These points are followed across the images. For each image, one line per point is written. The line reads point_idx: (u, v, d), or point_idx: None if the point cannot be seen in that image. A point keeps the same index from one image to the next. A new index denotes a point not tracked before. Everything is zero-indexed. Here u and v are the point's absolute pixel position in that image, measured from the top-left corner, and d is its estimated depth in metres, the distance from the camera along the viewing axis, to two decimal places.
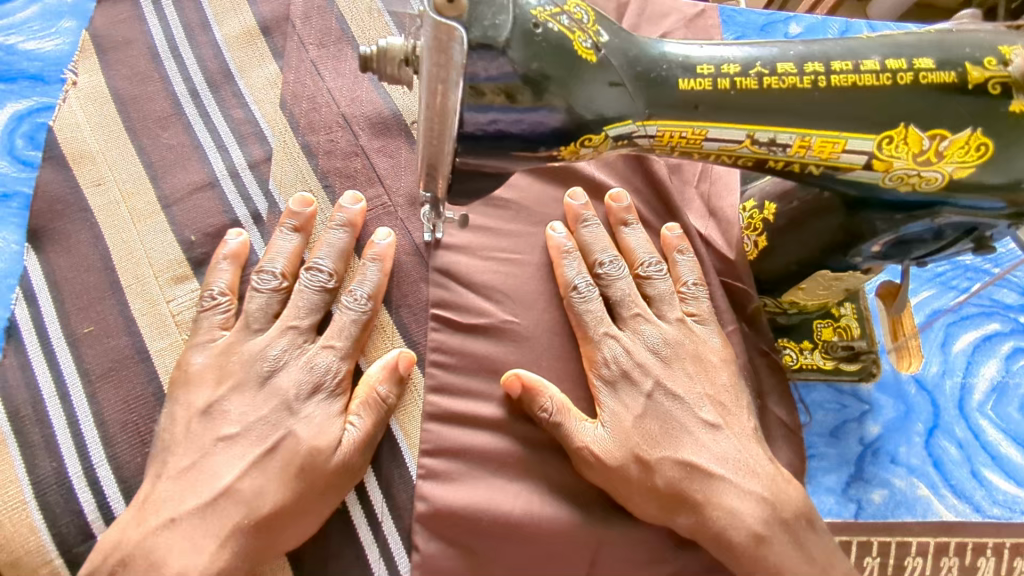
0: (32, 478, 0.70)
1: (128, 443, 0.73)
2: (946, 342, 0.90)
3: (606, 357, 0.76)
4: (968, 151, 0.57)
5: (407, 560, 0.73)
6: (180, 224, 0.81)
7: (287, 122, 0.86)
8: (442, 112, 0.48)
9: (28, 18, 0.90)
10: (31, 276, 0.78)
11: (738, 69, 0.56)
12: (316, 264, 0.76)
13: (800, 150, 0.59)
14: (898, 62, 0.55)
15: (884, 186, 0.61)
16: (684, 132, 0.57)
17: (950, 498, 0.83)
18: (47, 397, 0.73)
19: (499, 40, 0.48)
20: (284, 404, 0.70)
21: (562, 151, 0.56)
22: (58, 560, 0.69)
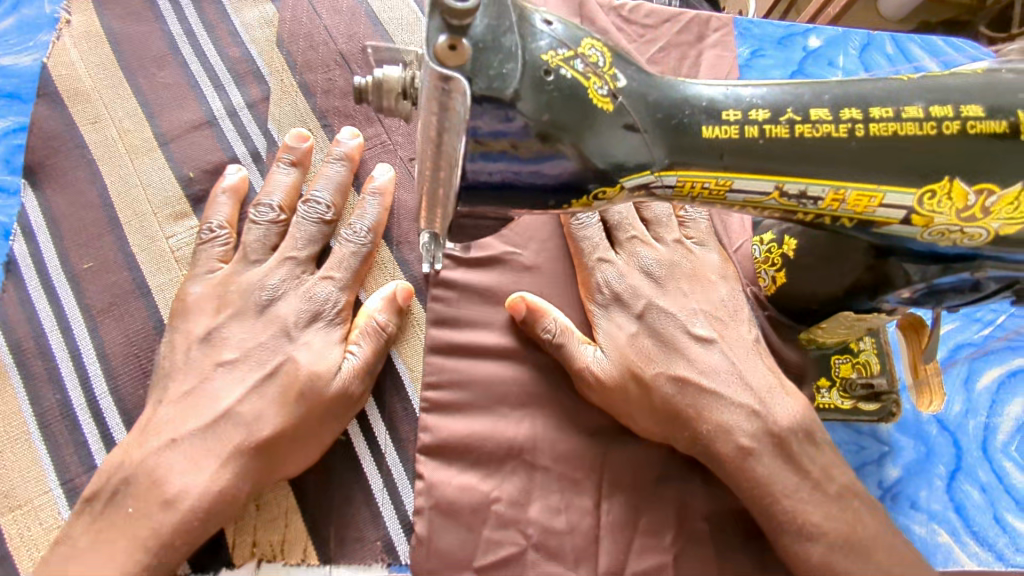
0: (37, 410, 0.70)
1: (129, 374, 0.72)
2: (970, 379, 0.92)
3: (600, 281, 0.76)
4: (1016, 207, 0.55)
5: (411, 488, 0.72)
6: (179, 161, 0.81)
7: (285, 61, 0.86)
8: (447, 161, 0.45)
9: (5, 31, 0.85)
10: (29, 213, 0.77)
11: (767, 115, 0.53)
12: (314, 197, 0.75)
13: (833, 203, 0.57)
14: (944, 108, 0.53)
15: (921, 240, 0.58)
16: (707, 183, 0.55)
17: (972, 545, 0.83)
18: (49, 331, 0.73)
19: (506, 93, 0.44)
20: (284, 330, 0.69)
21: (574, 204, 0.54)
22: (55, 491, 0.67)
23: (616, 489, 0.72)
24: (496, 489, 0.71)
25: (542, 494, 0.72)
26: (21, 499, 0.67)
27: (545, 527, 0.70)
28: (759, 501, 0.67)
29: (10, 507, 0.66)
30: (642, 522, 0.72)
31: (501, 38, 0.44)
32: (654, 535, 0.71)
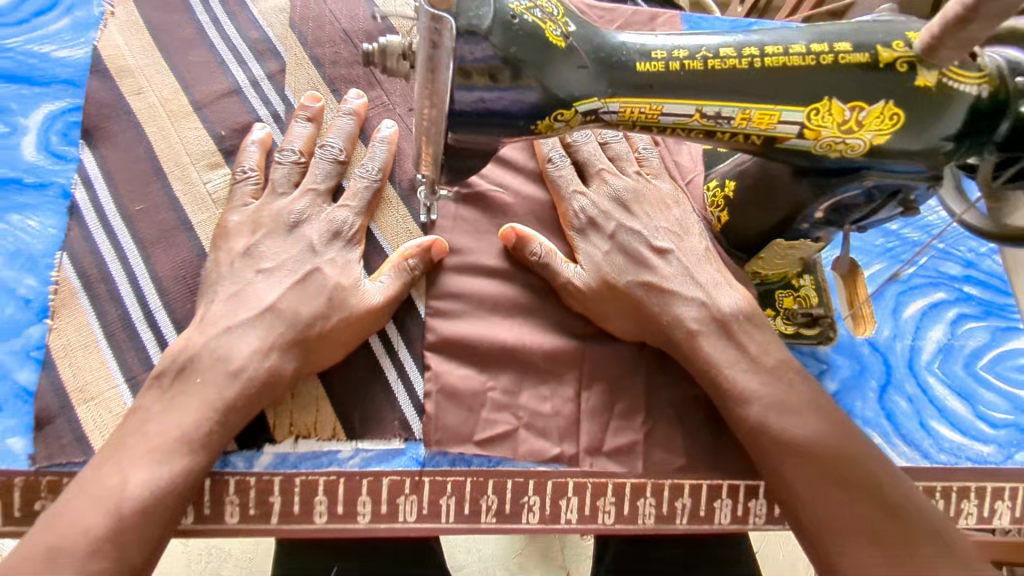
0: (102, 322, 0.84)
1: (179, 292, 0.86)
2: (897, 309, 1.00)
3: (577, 210, 0.91)
4: (884, 120, 0.63)
5: (422, 376, 0.86)
6: (211, 122, 0.96)
7: (298, 40, 1.01)
8: (433, 97, 0.60)
9: (60, 29, 0.99)
10: (87, 166, 0.92)
11: (686, 53, 0.62)
12: (329, 143, 0.91)
13: (743, 122, 0.64)
14: (821, 45, 0.62)
15: (815, 154, 0.67)
16: (643, 109, 0.64)
17: (901, 446, 0.93)
18: (108, 260, 0.87)
19: (481, 28, 0.57)
20: (309, 247, 0.83)
21: (538, 126, 0.65)
22: (122, 385, 0.81)
23: (591, 378, 0.87)
24: (492, 379, 0.85)
25: (531, 384, 0.86)
26: (94, 392, 0.80)
27: (536, 409, 0.85)
28: (706, 374, 0.81)
29: (85, 399, 0.80)
30: (612, 402, 0.87)
31: None
32: (627, 417, 0.86)
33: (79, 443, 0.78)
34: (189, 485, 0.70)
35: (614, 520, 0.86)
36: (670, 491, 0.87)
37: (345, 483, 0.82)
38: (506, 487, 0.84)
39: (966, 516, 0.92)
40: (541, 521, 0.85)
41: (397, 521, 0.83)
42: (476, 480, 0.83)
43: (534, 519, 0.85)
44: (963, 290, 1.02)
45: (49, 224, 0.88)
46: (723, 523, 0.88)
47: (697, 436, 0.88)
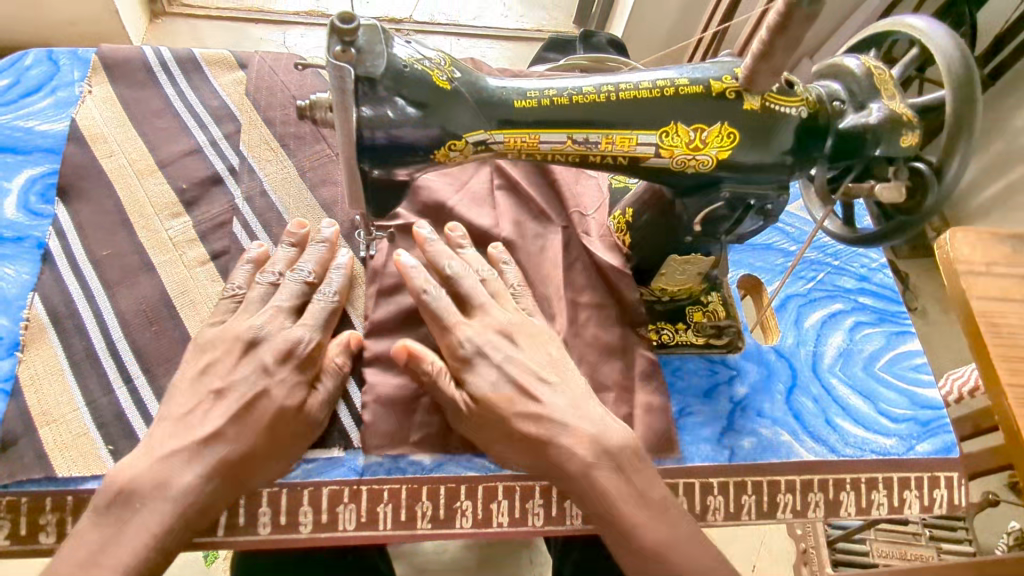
0: (67, 351, 0.93)
1: (139, 325, 0.96)
2: (799, 319, 1.09)
3: (461, 339, 0.89)
4: (722, 139, 0.76)
5: (360, 391, 0.95)
6: (174, 178, 1.08)
7: (252, 105, 1.16)
8: (349, 129, 0.69)
9: (44, 107, 1.13)
10: (61, 219, 1.03)
11: (555, 91, 0.74)
12: (299, 268, 0.97)
13: (608, 145, 0.76)
14: (665, 80, 0.75)
15: (673, 170, 0.79)
16: (524, 139, 0.75)
17: (809, 442, 0.98)
18: (76, 297, 0.97)
19: (376, 74, 0.67)
20: (261, 367, 0.87)
21: (436, 155, 0.75)
22: (81, 407, 0.90)
23: None
24: (422, 389, 0.94)
25: None
26: (56, 415, 0.89)
27: None
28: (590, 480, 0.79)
29: (47, 421, 0.88)
30: None
31: (376, 46, 0.67)
32: None
33: (39, 460, 0.86)
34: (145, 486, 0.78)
35: (543, 521, 0.90)
36: None
37: (287, 494, 0.88)
38: (439, 493, 0.89)
39: (878, 507, 0.96)
40: (473, 526, 0.89)
41: (337, 529, 0.87)
42: (410, 487, 0.89)
43: (467, 523, 0.89)
44: (858, 300, 1.13)
45: (23, 271, 0.98)
46: None
47: None
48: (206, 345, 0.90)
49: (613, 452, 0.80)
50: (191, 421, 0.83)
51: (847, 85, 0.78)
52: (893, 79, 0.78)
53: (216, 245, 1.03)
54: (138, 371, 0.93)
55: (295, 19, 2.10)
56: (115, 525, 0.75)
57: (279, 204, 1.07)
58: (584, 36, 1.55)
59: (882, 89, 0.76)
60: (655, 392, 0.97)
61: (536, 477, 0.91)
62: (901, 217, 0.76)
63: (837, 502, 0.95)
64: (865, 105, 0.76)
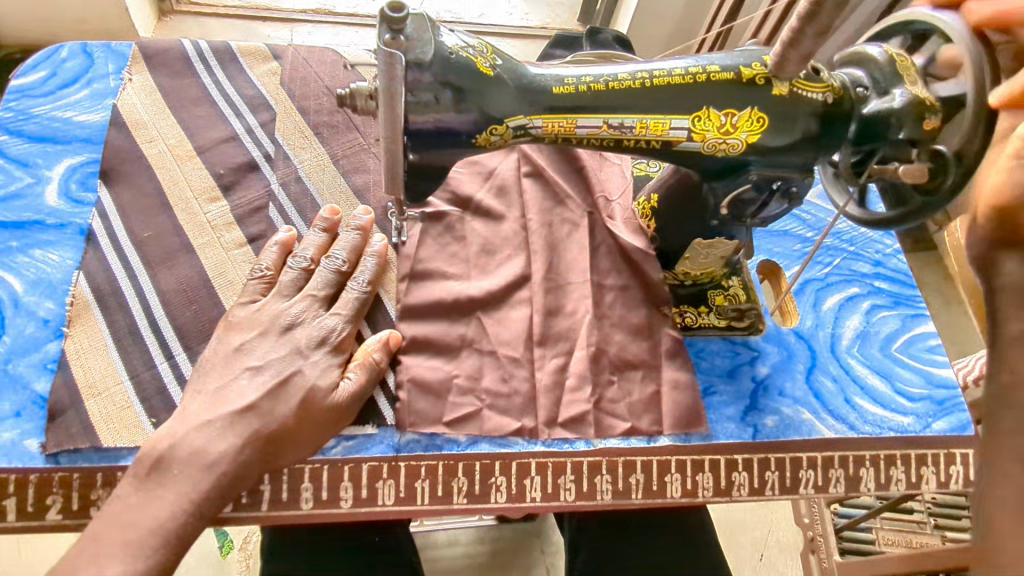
0: (111, 327, 0.95)
1: (179, 304, 0.98)
2: (818, 302, 1.12)
3: None
4: (752, 123, 0.79)
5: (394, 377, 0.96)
6: (212, 163, 1.10)
7: (286, 94, 1.18)
8: (394, 118, 0.72)
9: (80, 98, 1.12)
10: (103, 201, 1.04)
11: (592, 77, 0.77)
12: (333, 254, 1.00)
13: (642, 129, 0.78)
14: (697, 67, 0.78)
15: (704, 154, 0.81)
16: (562, 123, 0.78)
17: (829, 420, 1.01)
18: (118, 276, 0.99)
19: (424, 61, 0.70)
20: (297, 350, 0.91)
21: (478, 139, 0.77)
22: (126, 382, 0.92)
23: (546, 366, 0.98)
24: (456, 368, 0.97)
25: (494, 368, 0.97)
26: (102, 388, 0.91)
27: (496, 390, 0.96)
28: None
29: (92, 394, 0.90)
30: (564, 380, 0.97)
31: (423, 34, 0.70)
32: (581, 396, 0.96)
33: (86, 430, 0.88)
34: (204, 458, 0.81)
35: (575, 496, 0.93)
36: (623, 467, 0.94)
37: (328, 470, 0.91)
38: (475, 469, 0.92)
39: (895, 483, 1.00)
40: (508, 500, 0.92)
41: (377, 504, 0.90)
42: (447, 464, 0.92)
43: (502, 498, 0.92)
44: (874, 284, 1.16)
45: (67, 257, 0.99)
46: (675, 497, 0.95)
47: (646, 410, 0.97)
48: (260, 326, 0.93)
49: None
50: (244, 399, 0.85)
51: (871, 71, 0.82)
52: (914, 66, 0.81)
53: (252, 228, 1.06)
54: (180, 347, 0.95)
55: (301, 16, 2.13)
56: (178, 495, 0.78)
57: (313, 190, 1.10)
58: (591, 32, 1.59)
59: (904, 75, 0.79)
60: (681, 369, 1.00)
61: (568, 453, 0.94)
62: (924, 198, 0.80)
63: (857, 478, 0.99)
64: (888, 91, 0.79)
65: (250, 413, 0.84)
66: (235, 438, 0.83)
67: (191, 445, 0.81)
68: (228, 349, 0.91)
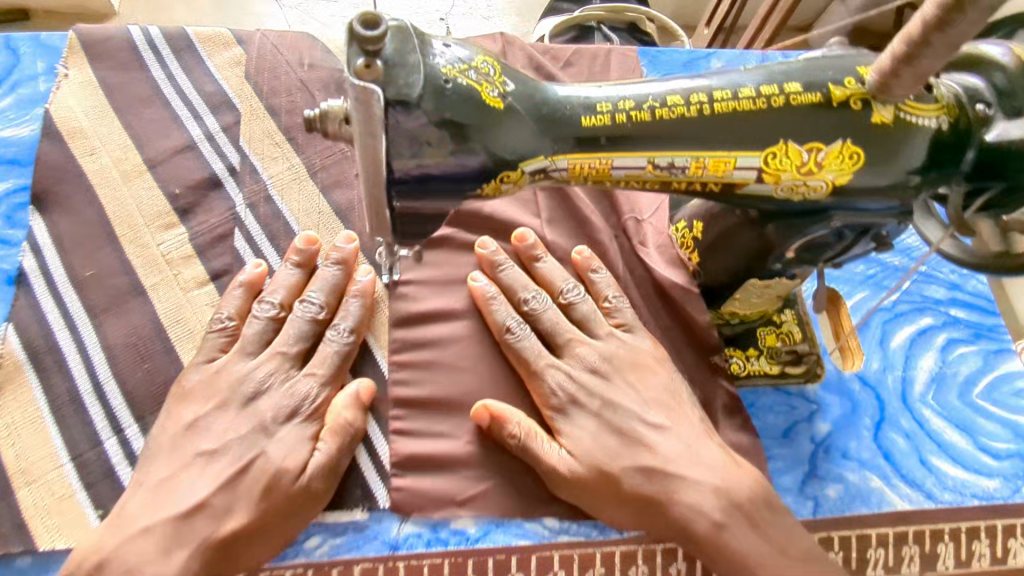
0: (49, 397, 0.81)
1: (129, 362, 0.83)
2: (884, 339, 0.95)
3: (552, 386, 0.80)
4: (844, 160, 0.60)
5: (386, 445, 0.82)
6: (165, 181, 0.93)
7: (252, 90, 1.00)
8: (375, 162, 0.53)
9: (5, 106, 0.94)
10: (36, 234, 0.88)
11: (633, 103, 0.58)
12: (308, 297, 0.84)
13: (697, 171, 0.60)
14: (771, 87, 0.58)
15: (777, 198, 0.63)
16: (593, 164, 0.60)
17: (902, 487, 0.86)
18: (56, 329, 0.84)
19: (412, 97, 0.52)
20: (261, 426, 0.77)
21: (484, 190, 0.59)
22: (68, 464, 0.78)
23: None
24: (460, 432, 0.82)
25: None
26: (36, 474, 0.77)
27: (506, 461, 0.81)
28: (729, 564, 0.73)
29: (26, 481, 0.77)
30: None
31: (407, 55, 0.52)
32: None
33: (19, 529, 0.74)
34: None
35: None
36: (663, 553, 0.80)
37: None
38: (488, 567, 0.77)
39: (979, 557, 0.85)
40: None
41: None
42: (453, 561, 0.77)
43: None
44: (951, 313, 0.97)
45: None
46: None
47: None
48: (218, 396, 0.78)
49: (742, 504, 0.74)
50: (196, 494, 0.72)
51: (991, 79, 0.62)
52: None
53: (215, 262, 0.89)
54: (130, 419, 0.81)
55: None
56: None
57: (285, 211, 0.93)
58: None
59: None
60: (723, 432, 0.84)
61: (597, 543, 0.79)
62: None
63: (934, 556, 0.84)
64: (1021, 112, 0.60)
65: (198, 514, 0.71)
66: (182, 551, 0.69)
67: (129, 561, 0.67)
68: (179, 427, 0.76)
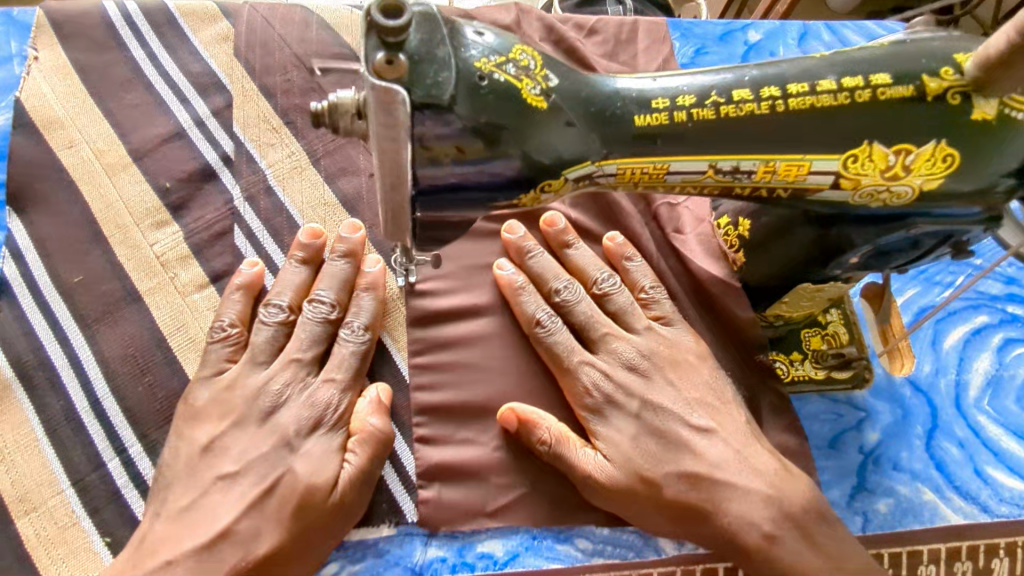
0: (43, 417, 0.74)
1: (129, 376, 0.76)
2: (937, 339, 0.89)
3: (586, 383, 0.73)
4: (934, 163, 0.54)
5: (412, 453, 0.76)
6: (153, 173, 0.86)
7: (243, 69, 0.91)
8: (397, 169, 0.47)
9: None
10: (16, 237, 0.81)
11: (693, 100, 0.53)
12: (318, 296, 0.76)
13: (765, 175, 0.56)
14: (854, 79, 0.53)
15: (853, 204, 0.58)
16: (646, 168, 0.55)
17: (957, 500, 0.80)
18: (46, 342, 0.77)
19: (444, 98, 0.46)
20: (286, 441, 0.69)
21: (523, 200, 0.54)
22: (69, 490, 0.72)
23: None
24: (486, 440, 0.76)
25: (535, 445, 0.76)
26: (37, 501, 0.71)
27: (537, 473, 0.75)
28: None
29: (26, 510, 0.70)
30: None
31: (435, 50, 0.45)
32: None
33: (21, 563, 0.68)
34: None
35: None
36: None
37: None
38: None
39: None
40: None
41: None
42: None
43: None
44: (1008, 311, 0.91)
45: None
46: None
47: None
48: (233, 412, 0.71)
49: (795, 515, 0.68)
50: (209, 525, 0.66)
51: None
52: None
53: (216, 263, 0.82)
54: (133, 438, 0.74)
55: None
56: None
57: (288, 203, 0.85)
58: None
59: None
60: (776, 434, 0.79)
61: (635, 565, 0.73)
62: None
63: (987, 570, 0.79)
64: None
65: (224, 543, 0.65)
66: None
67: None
68: (193, 450, 0.70)
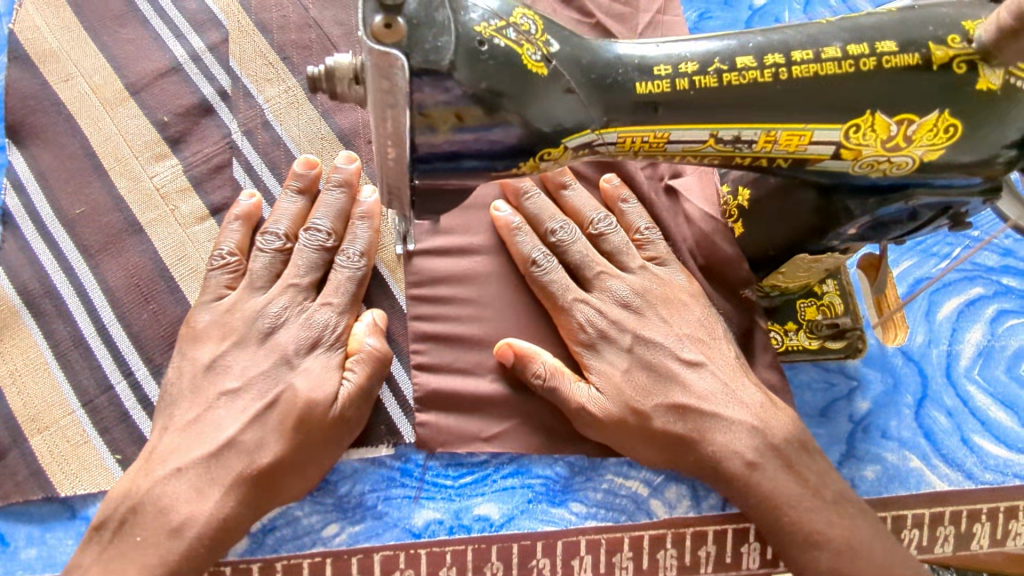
0: (51, 341, 0.76)
1: (133, 305, 0.77)
2: (931, 311, 0.89)
3: (581, 321, 0.74)
4: (936, 133, 0.53)
5: (408, 377, 0.79)
6: (151, 107, 0.85)
7: (239, 4, 0.89)
8: (397, 137, 0.47)
9: None
10: (17, 168, 0.81)
11: (695, 67, 0.52)
12: (314, 224, 0.76)
13: (766, 144, 0.55)
14: (860, 46, 0.52)
15: (855, 174, 0.57)
16: (646, 136, 0.54)
17: (943, 468, 0.82)
18: (50, 271, 0.78)
19: (442, 64, 0.45)
20: (283, 359, 0.71)
21: (523, 168, 0.53)
22: (78, 411, 0.73)
23: None
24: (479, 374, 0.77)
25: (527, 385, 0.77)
26: (48, 421, 0.73)
27: (528, 410, 0.76)
28: (768, 512, 0.68)
29: (39, 429, 0.73)
30: None
31: (433, 12, 0.45)
32: None
33: (36, 477, 0.71)
34: (168, 520, 0.63)
35: None
36: (692, 538, 0.76)
37: (331, 563, 0.72)
38: (512, 552, 0.74)
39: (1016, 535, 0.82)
40: None
41: None
42: (476, 547, 0.73)
43: None
44: (1002, 282, 0.91)
45: None
46: (752, 568, 0.77)
47: None
48: (234, 333, 0.72)
49: (780, 447, 0.69)
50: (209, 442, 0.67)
51: None
52: None
53: (214, 197, 0.82)
54: (139, 362, 0.76)
55: None
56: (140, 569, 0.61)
57: (286, 137, 0.84)
58: None
59: None
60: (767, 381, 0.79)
61: (626, 527, 0.75)
62: None
63: (969, 535, 0.81)
64: None
65: (227, 452, 0.66)
66: (216, 489, 0.65)
67: (160, 505, 0.64)
68: (196, 369, 0.71)
